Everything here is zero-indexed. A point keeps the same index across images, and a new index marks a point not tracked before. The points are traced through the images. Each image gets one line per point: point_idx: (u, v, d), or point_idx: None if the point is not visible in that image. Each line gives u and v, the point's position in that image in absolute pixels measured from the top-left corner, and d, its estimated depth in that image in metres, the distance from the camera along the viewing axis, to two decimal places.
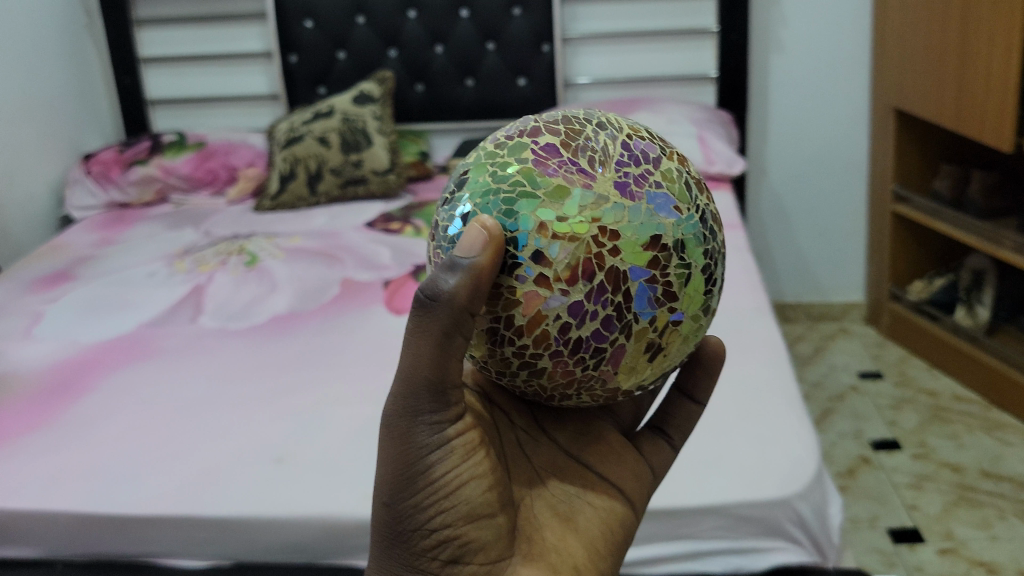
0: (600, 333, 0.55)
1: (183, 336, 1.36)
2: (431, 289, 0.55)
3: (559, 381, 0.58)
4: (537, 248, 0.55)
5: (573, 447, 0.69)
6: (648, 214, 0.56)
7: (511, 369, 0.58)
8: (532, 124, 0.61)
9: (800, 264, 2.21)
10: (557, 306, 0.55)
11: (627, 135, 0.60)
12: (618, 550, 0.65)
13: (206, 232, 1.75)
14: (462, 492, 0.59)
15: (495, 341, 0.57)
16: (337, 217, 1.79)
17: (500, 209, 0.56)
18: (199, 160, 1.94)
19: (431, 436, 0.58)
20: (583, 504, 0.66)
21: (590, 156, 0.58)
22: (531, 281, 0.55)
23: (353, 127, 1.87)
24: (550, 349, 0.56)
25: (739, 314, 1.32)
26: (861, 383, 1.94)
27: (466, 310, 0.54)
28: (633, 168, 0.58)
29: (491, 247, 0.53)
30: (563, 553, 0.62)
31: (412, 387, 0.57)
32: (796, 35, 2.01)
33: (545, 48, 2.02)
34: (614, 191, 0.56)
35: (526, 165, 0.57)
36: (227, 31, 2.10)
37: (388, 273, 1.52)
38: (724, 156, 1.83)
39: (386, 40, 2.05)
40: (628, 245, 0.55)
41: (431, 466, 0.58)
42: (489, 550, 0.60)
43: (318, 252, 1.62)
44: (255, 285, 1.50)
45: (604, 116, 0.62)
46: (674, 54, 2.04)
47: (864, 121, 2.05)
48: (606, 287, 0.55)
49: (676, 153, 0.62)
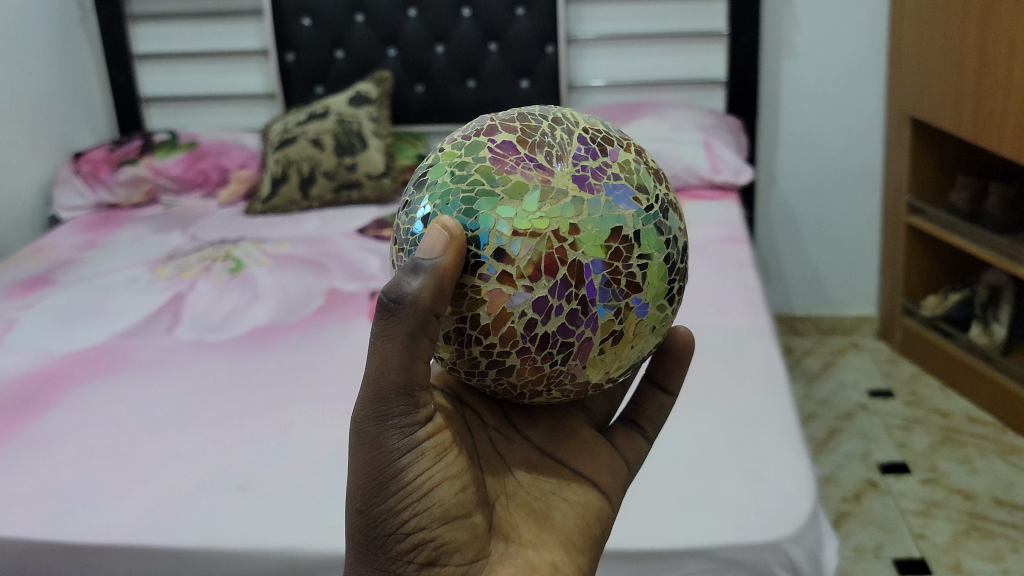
0: (566, 328, 0.58)
1: (158, 350, 1.31)
2: (394, 292, 0.56)
3: (528, 378, 0.60)
4: (499, 245, 0.57)
5: (547, 444, 0.71)
6: (608, 207, 0.58)
7: (479, 368, 0.60)
8: (488, 123, 0.63)
9: (810, 276, 2.14)
10: (522, 303, 0.57)
11: (582, 129, 0.62)
12: (595, 543, 0.67)
13: (193, 235, 1.70)
14: (434, 494, 0.59)
15: (463, 341, 0.59)
16: (328, 222, 1.73)
17: (460, 209, 0.58)
18: (190, 160, 1.88)
19: (401, 439, 0.59)
20: (558, 501, 0.68)
21: (546, 150, 0.60)
22: (496, 280, 0.57)
23: (348, 130, 1.82)
24: (517, 346, 0.58)
25: (738, 336, 1.25)
26: (872, 402, 1.87)
27: (430, 312, 0.55)
28: (590, 162, 0.60)
29: (453, 247, 0.55)
30: (540, 552, 0.63)
31: (380, 391, 0.58)
32: (810, 39, 1.94)
33: (550, 50, 1.95)
34: (573, 184, 0.58)
35: (484, 163, 0.59)
36: (223, 28, 2.05)
37: (375, 284, 1.46)
38: (731, 164, 1.76)
39: (386, 39, 1.99)
40: (588, 239, 0.57)
41: (403, 469, 0.59)
42: (465, 551, 0.60)
43: (305, 260, 1.56)
44: (236, 294, 1.45)
45: (559, 110, 0.64)
46: (682, 57, 1.97)
47: (879, 128, 1.98)
48: (570, 282, 0.57)
49: (634, 143, 0.64)
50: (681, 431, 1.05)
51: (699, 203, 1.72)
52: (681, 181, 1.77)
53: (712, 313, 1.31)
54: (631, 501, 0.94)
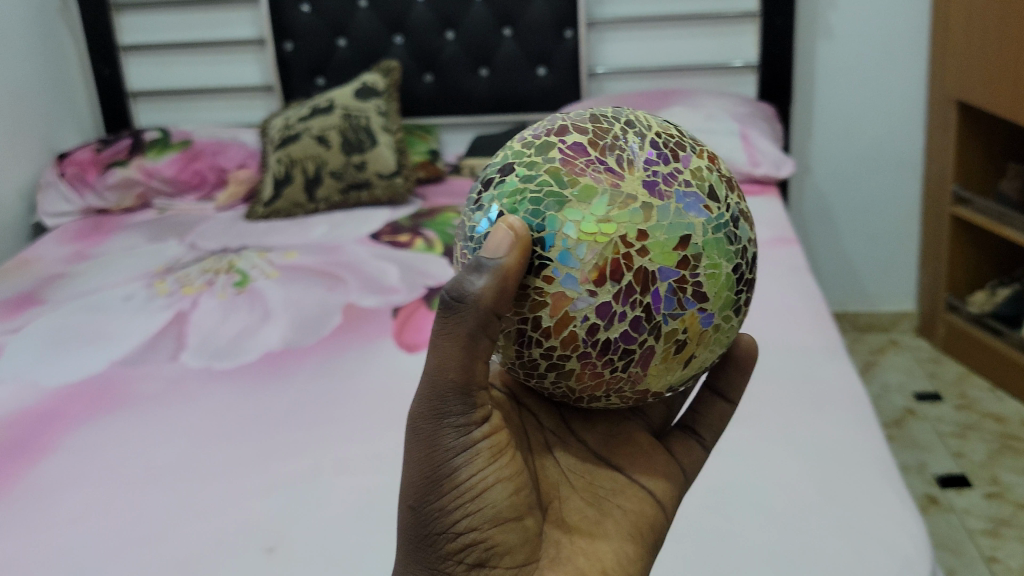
0: (629, 335, 0.52)
1: (163, 379, 1.18)
2: (457, 290, 0.51)
3: (587, 384, 0.54)
4: (564, 249, 0.51)
5: (604, 450, 0.64)
6: (678, 214, 0.52)
7: (537, 371, 0.55)
8: (559, 123, 0.57)
9: (845, 270, 2.02)
10: (585, 308, 0.51)
11: (656, 133, 0.56)
12: (651, 554, 0.61)
13: (191, 244, 1.56)
14: (487, 495, 0.55)
15: (522, 343, 0.54)
16: (338, 227, 1.60)
17: (526, 209, 0.53)
18: (184, 160, 1.75)
19: (457, 438, 0.54)
20: (614, 507, 0.61)
21: (618, 153, 0.54)
22: (560, 283, 0.51)
23: (355, 125, 1.68)
24: (577, 351, 0.52)
25: (807, 355, 1.13)
26: (920, 406, 1.75)
27: (493, 312, 0.51)
28: (661, 167, 0.54)
29: (518, 248, 0.50)
30: (591, 558, 0.58)
31: (436, 386, 0.53)
32: (847, 19, 1.81)
33: (569, 34, 1.82)
34: (643, 190, 0.52)
35: (552, 164, 0.54)
36: (216, 16, 1.91)
37: (396, 299, 1.33)
38: (771, 157, 1.63)
39: (392, 26, 1.85)
40: (657, 246, 0.51)
41: (456, 468, 0.54)
42: (516, 555, 0.56)
43: (315, 271, 1.43)
44: (245, 313, 1.32)
45: (632, 113, 0.58)
46: (709, 41, 1.83)
47: (920, 113, 1.85)
48: (635, 288, 0.51)
49: (708, 150, 0.57)
50: (764, 473, 0.93)
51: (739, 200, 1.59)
52: None
53: (774, 328, 1.19)
54: (718, 562, 0.82)
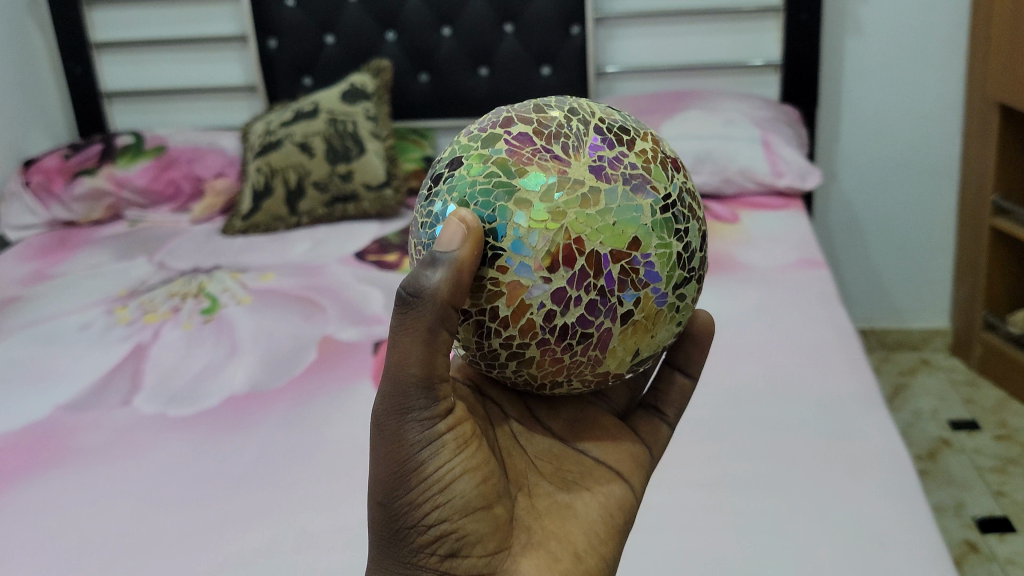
0: (585, 319, 0.53)
1: (110, 428, 1.05)
2: (413, 286, 0.52)
3: (548, 369, 0.56)
4: (517, 238, 0.52)
5: (568, 435, 0.66)
6: (626, 197, 0.54)
7: (498, 361, 0.56)
8: (505, 113, 0.58)
9: (873, 283, 1.88)
10: (540, 295, 0.52)
11: (599, 118, 0.57)
12: (622, 533, 0.62)
13: (160, 263, 1.44)
14: (455, 487, 0.54)
15: (481, 334, 0.55)
16: (321, 243, 1.46)
17: (477, 202, 0.54)
18: (157, 169, 1.62)
19: (421, 432, 0.53)
20: (583, 491, 0.62)
21: (564, 141, 0.55)
22: (514, 272, 0.52)
23: (342, 131, 1.54)
24: (537, 338, 0.54)
25: (839, 402, 0.97)
26: (955, 437, 1.60)
27: (449, 305, 0.51)
28: (607, 151, 0.55)
29: (470, 241, 0.51)
30: (563, 541, 0.58)
31: (398, 382, 0.53)
32: (878, 14, 1.66)
33: (575, 30, 1.68)
34: (590, 175, 0.54)
35: (500, 156, 0.55)
36: (195, 10, 1.77)
37: (379, 331, 1.19)
38: (795, 166, 1.48)
39: (383, 21, 1.72)
40: (606, 230, 0.53)
41: (422, 462, 0.53)
42: (487, 543, 0.55)
43: (292, 296, 1.30)
44: (210, 347, 1.19)
45: (574, 101, 0.59)
46: (728, 38, 1.69)
47: (956, 115, 1.70)
48: (588, 273, 0.52)
49: (651, 132, 0.59)
50: (790, 551, 0.78)
51: (758, 214, 1.45)
52: (735, 186, 1.49)
53: (802, 368, 1.04)
54: None
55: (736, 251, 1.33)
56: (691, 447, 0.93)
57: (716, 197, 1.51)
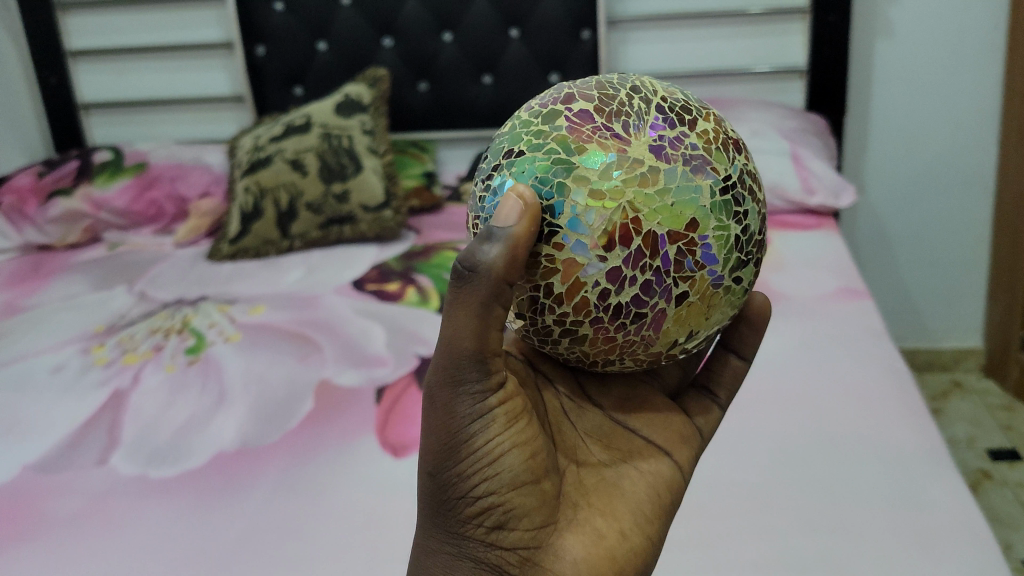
0: (640, 299, 0.51)
1: (84, 494, 0.93)
2: (469, 260, 0.50)
3: (601, 347, 0.54)
4: (574, 216, 0.50)
5: (620, 413, 0.65)
6: (685, 177, 0.51)
7: (551, 337, 0.55)
8: (567, 90, 0.57)
9: (901, 300, 1.78)
10: (595, 274, 0.50)
11: (661, 97, 0.55)
12: (668, 512, 0.61)
13: (141, 294, 1.32)
14: (504, 460, 0.53)
15: (536, 309, 0.54)
16: (316, 269, 1.35)
17: (535, 178, 0.52)
18: (138, 188, 1.51)
19: (473, 405, 0.52)
20: (630, 469, 0.61)
21: (625, 119, 0.53)
22: (569, 250, 0.50)
23: (336, 147, 1.44)
24: (590, 316, 0.52)
25: (904, 463, 0.86)
26: (996, 469, 1.48)
27: (505, 282, 0.50)
28: (668, 131, 0.53)
29: (526, 217, 0.49)
30: (609, 519, 0.57)
31: (451, 354, 0.51)
32: (910, 17, 1.55)
33: (586, 35, 1.57)
34: (650, 154, 0.51)
35: (560, 132, 0.53)
36: (178, 16, 1.66)
37: (381, 375, 1.08)
38: (828, 182, 1.37)
39: (380, 27, 1.61)
40: (665, 210, 0.50)
41: (472, 435, 0.52)
42: (534, 517, 0.54)
43: (285, 333, 1.19)
44: (195, 394, 1.08)
45: (637, 79, 0.57)
46: (748, 41, 1.59)
47: (992, 126, 1.60)
48: (644, 253, 0.50)
49: (713, 112, 0.57)
50: None
51: (788, 236, 1.34)
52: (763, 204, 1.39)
53: (858, 422, 0.92)
54: None
55: (769, 278, 1.22)
56: (742, 519, 0.80)
57: None
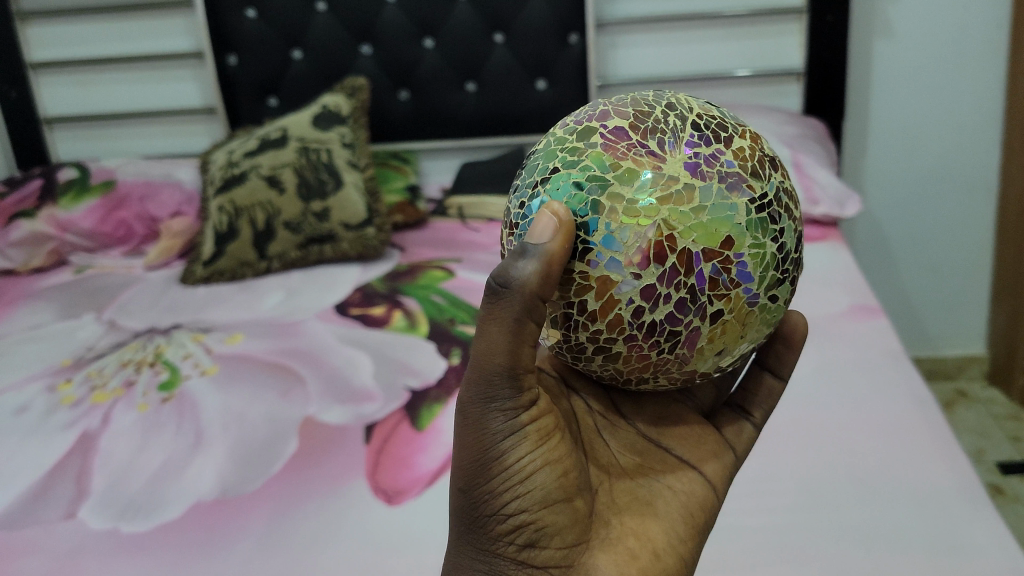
0: (674, 317, 0.51)
1: (50, 554, 0.85)
2: (503, 277, 0.51)
3: (635, 365, 0.54)
4: (608, 233, 0.50)
5: (652, 431, 0.67)
6: (720, 195, 0.51)
7: (585, 354, 0.55)
8: (602, 107, 0.56)
9: (903, 307, 1.74)
10: (630, 291, 0.50)
11: (697, 115, 0.55)
12: (700, 531, 0.62)
13: (111, 322, 1.25)
14: (535, 478, 0.54)
15: (569, 326, 0.54)
16: (297, 292, 1.28)
17: (570, 195, 0.52)
18: (105, 208, 1.44)
19: (504, 423, 0.54)
20: (661, 488, 0.62)
21: (660, 137, 0.53)
22: (604, 267, 0.50)
23: (315, 162, 1.36)
24: (625, 333, 0.52)
25: (938, 503, 0.79)
26: (1007, 482, 1.41)
27: (538, 298, 0.51)
28: (703, 149, 0.52)
29: (561, 234, 0.50)
30: (640, 537, 0.58)
31: (483, 374, 0.53)
32: (910, 16, 1.50)
33: (574, 39, 1.51)
34: (686, 172, 0.51)
35: (595, 149, 0.53)
36: (145, 25, 1.58)
37: (370, 411, 1.01)
38: (831, 191, 1.31)
39: (358, 34, 1.54)
40: (699, 228, 0.50)
41: (503, 452, 0.54)
42: (565, 535, 0.56)
43: (264, 364, 1.11)
44: (170, 435, 1.00)
45: (674, 97, 0.57)
46: (742, 43, 1.54)
47: (994, 129, 1.55)
48: (678, 271, 0.50)
49: (749, 130, 0.56)
50: None
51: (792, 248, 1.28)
52: None
53: (886, 457, 0.86)
54: None
55: None
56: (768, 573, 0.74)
57: None
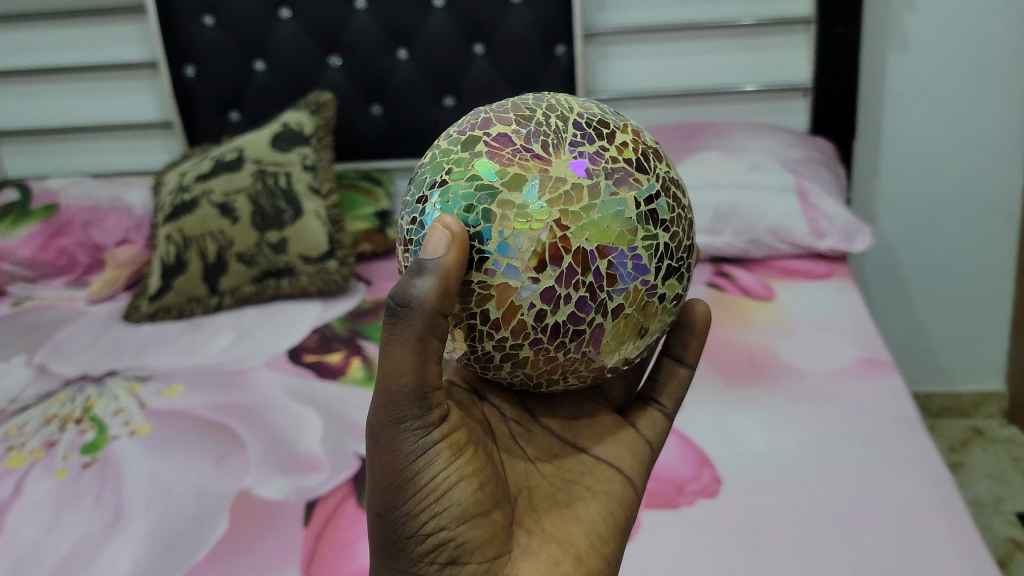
0: (576, 316, 0.51)
1: None
2: (402, 296, 0.50)
3: (543, 368, 0.54)
4: (502, 241, 0.50)
5: (567, 433, 0.67)
6: (609, 191, 0.51)
7: (493, 363, 0.55)
8: (484, 116, 0.56)
9: (916, 339, 1.62)
10: (530, 296, 0.50)
11: (578, 113, 0.55)
12: (623, 532, 0.62)
13: (40, 366, 1.13)
14: (452, 494, 0.52)
15: (474, 337, 0.53)
16: (249, 334, 1.16)
17: (460, 206, 0.51)
18: (46, 236, 1.32)
19: (416, 441, 0.52)
20: (581, 491, 0.62)
21: (543, 139, 0.52)
22: (502, 275, 0.50)
23: (271, 188, 1.24)
24: (529, 337, 0.52)
25: None
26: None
27: (439, 313, 0.50)
28: (587, 147, 0.52)
29: (455, 245, 0.49)
30: (563, 542, 0.57)
31: (390, 394, 0.51)
32: (928, 26, 1.37)
33: (561, 50, 1.43)
34: (572, 172, 0.51)
35: (480, 157, 0.52)
36: (95, 33, 1.53)
37: (313, 484, 0.89)
38: (839, 222, 1.18)
39: (324, 43, 1.48)
40: (592, 226, 0.50)
41: (418, 471, 0.52)
42: (486, 549, 0.54)
43: (201, 424, 0.99)
44: (86, 509, 0.88)
45: (552, 97, 0.57)
46: (742, 56, 1.43)
47: (1017, 148, 1.42)
48: (575, 271, 0.50)
49: (630, 124, 0.56)
50: None
51: (796, 287, 1.15)
52: (765, 248, 1.20)
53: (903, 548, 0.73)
54: None
55: (776, 345, 1.03)
56: None
57: (742, 261, 1.23)
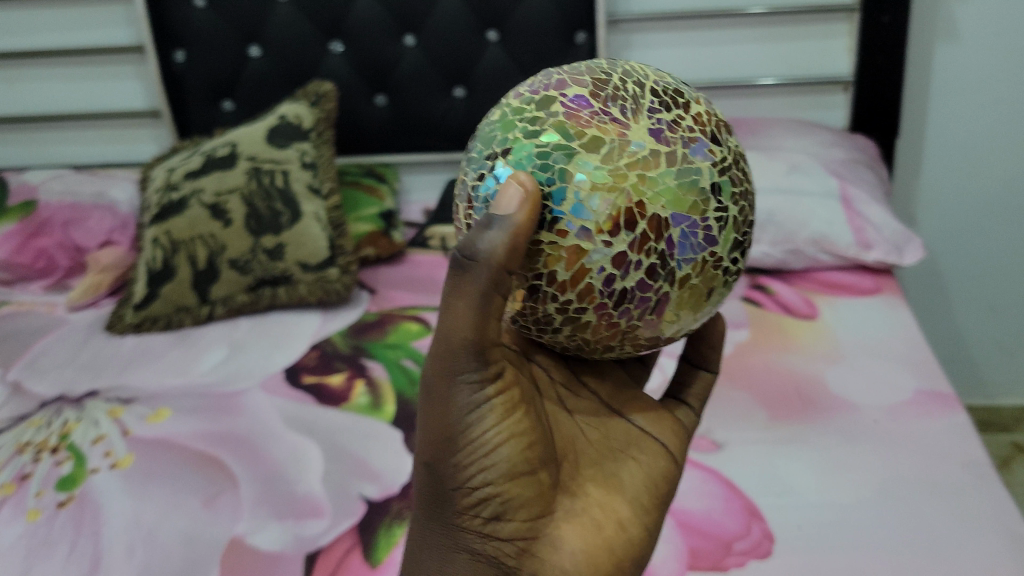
0: (644, 284, 0.44)
1: None
2: (469, 248, 0.45)
3: (603, 335, 0.47)
4: (577, 202, 0.43)
5: (614, 401, 0.60)
6: (686, 158, 0.44)
7: (551, 326, 0.47)
8: (556, 77, 0.49)
9: (955, 345, 1.54)
10: (601, 259, 0.43)
11: (654, 79, 0.48)
12: (665, 503, 0.56)
13: (14, 383, 1.03)
14: (501, 451, 0.47)
15: (535, 297, 0.46)
16: (244, 349, 1.06)
17: (534, 164, 0.44)
18: (24, 236, 1.23)
19: (469, 396, 0.47)
20: (626, 459, 0.56)
21: (622, 103, 0.45)
22: (573, 237, 0.43)
23: (264, 187, 1.15)
24: (594, 303, 0.45)
25: None
26: None
27: (506, 270, 0.44)
28: (665, 114, 0.45)
29: (528, 204, 0.42)
30: (606, 507, 0.52)
31: (447, 345, 0.46)
32: (981, 16, 1.27)
33: (581, 37, 1.35)
34: (651, 139, 0.44)
35: (557, 117, 0.45)
36: (75, 16, 1.45)
37: (313, 531, 0.79)
38: (887, 236, 1.08)
39: (327, 30, 1.39)
40: (669, 193, 0.43)
41: (470, 424, 0.47)
42: (531, 507, 0.49)
43: (191, 456, 0.89)
44: (59, 555, 0.78)
45: (627, 63, 0.50)
46: (778, 46, 1.35)
47: None
48: (647, 237, 0.43)
49: (704, 96, 0.50)
50: None
51: (839, 304, 1.06)
52: (804, 259, 1.11)
53: None
54: None
55: (823, 372, 0.94)
56: None
57: (779, 271, 1.14)
